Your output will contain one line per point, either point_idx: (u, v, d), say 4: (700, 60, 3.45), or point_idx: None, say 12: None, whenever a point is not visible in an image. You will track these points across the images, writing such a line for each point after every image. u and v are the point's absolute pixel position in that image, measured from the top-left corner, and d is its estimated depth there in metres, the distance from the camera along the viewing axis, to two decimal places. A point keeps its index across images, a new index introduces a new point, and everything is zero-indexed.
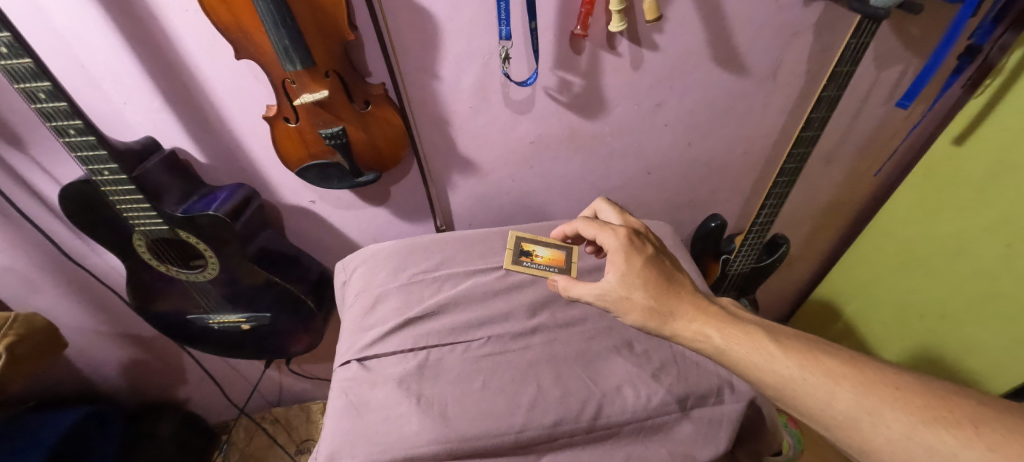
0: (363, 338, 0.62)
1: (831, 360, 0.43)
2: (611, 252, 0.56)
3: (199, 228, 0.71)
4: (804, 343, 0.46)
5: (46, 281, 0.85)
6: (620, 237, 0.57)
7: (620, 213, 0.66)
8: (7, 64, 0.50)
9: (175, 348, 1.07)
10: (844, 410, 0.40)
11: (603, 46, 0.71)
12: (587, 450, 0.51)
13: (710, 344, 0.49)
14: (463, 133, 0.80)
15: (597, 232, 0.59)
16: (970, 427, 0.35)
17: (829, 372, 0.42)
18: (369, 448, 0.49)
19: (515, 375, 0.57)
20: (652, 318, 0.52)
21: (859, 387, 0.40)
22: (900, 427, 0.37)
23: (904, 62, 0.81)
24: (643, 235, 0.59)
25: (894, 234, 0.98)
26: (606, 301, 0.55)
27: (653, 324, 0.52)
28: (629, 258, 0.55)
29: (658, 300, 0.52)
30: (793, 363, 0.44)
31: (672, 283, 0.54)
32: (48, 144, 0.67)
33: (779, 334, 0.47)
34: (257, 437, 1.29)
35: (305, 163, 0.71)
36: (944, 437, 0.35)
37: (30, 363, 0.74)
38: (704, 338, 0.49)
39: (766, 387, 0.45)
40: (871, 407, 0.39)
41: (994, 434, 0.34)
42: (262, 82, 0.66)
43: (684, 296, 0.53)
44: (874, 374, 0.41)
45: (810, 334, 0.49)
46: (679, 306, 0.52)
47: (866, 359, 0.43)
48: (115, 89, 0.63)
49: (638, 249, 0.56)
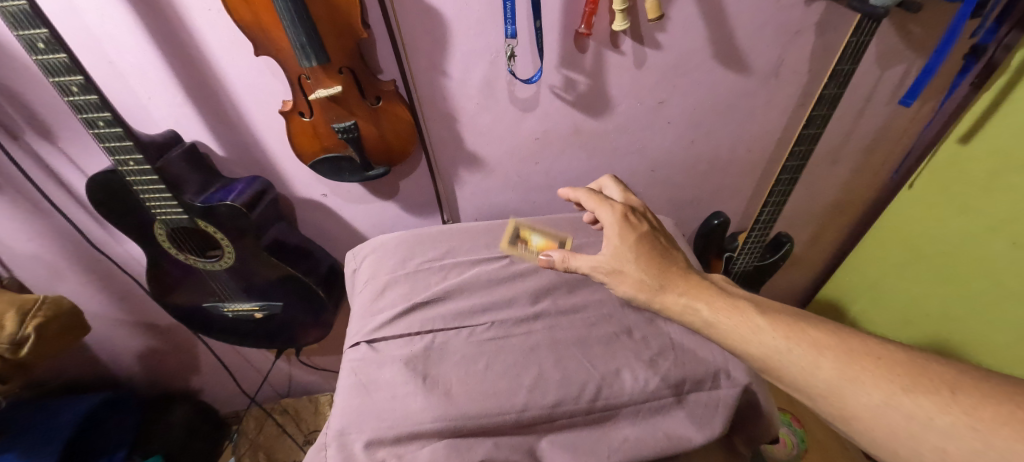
0: (372, 321, 0.64)
1: (817, 332, 0.44)
2: (607, 225, 0.60)
3: (216, 217, 0.74)
4: (793, 318, 0.47)
5: (71, 268, 0.89)
6: (616, 213, 0.61)
7: (622, 191, 0.69)
8: (44, 58, 0.53)
9: (189, 338, 1.11)
10: (825, 378, 0.41)
11: (606, 45, 0.73)
12: (585, 431, 0.53)
13: (698, 317, 0.51)
14: (469, 129, 0.82)
15: (596, 205, 0.63)
16: (948, 393, 0.36)
17: (812, 343, 0.43)
18: (376, 423, 0.52)
19: (517, 358, 0.58)
20: (643, 289, 0.55)
21: (842, 357, 0.41)
22: (879, 394, 0.38)
23: (906, 62, 0.82)
24: (639, 213, 0.63)
25: (897, 231, 0.99)
26: (599, 273, 0.58)
27: (643, 295, 0.55)
28: (623, 233, 0.58)
29: (649, 273, 0.55)
30: (779, 335, 0.45)
31: (665, 258, 0.57)
32: (77, 136, 0.70)
33: (769, 309, 0.49)
34: (266, 427, 1.31)
35: (318, 155, 0.74)
36: (921, 402, 0.36)
37: (56, 344, 0.77)
38: (693, 311, 0.52)
39: (753, 359, 0.46)
40: (851, 375, 0.40)
41: (972, 399, 0.35)
42: (279, 78, 0.69)
43: (675, 271, 0.56)
44: (858, 345, 0.42)
45: (803, 312, 0.50)
46: (670, 280, 0.55)
47: (853, 332, 0.44)
48: (141, 84, 0.66)
49: (632, 226, 0.59)
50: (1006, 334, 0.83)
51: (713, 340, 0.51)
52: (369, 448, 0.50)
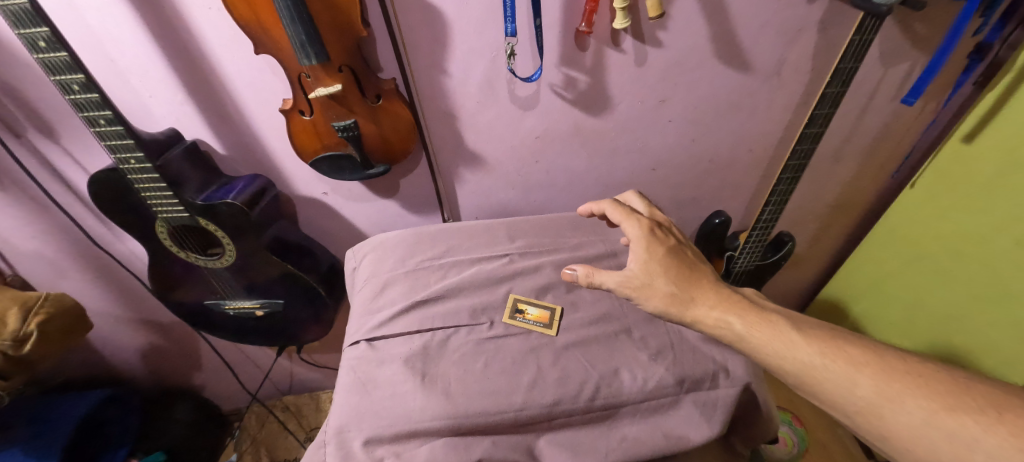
0: (371, 320, 0.64)
1: (853, 348, 0.45)
2: (634, 240, 0.60)
3: (216, 215, 0.74)
4: (827, 333, 0.48)
5: (74, 266, 0.89)
6: (643, 227, 0.60)
7: (646, 204, 0.69)
8: (46, 57, 0.53)
9: (191, 335, 1.11)
10: (863, 395, 0.42)
11: (607, 43, 0.73)
12: (584, 430, 0.53)
13: (732, 332, 0.51)
14: (470, 128, 0.82)
15: (623, 219, 0.63)
16: (993, 414, 0.36)
17: (849, 359, 0.44)
18: (375, 421, 0.52)
19: (516, 357, 0.58)
20: (674, 303, 0.54)
21: (880, 374, 0.42)
22: (921, 413, 0.39)
23: (910, 60, 0.81)
24: (665, 227, 0.63)
25: (901, 231, 0.98)
26: (629, 287, 0.57)
27: (674, 309, 0.54)
28: (651, 247, 0.58)
29: (680, 287, 0.55)
30: (814, 351, 0.46)
31: (693, 271, 0.57)
32: (78, 134, 0.71)
33: (802, 323, 0.49)
34: (268, 424, 1.32)
35: (319, 154, 0.74)
36: (965, 422, 0.37)
37: (58, 341, 0.78)
38: (725, 324, 0.51)
39: (787, 374, 0.47)
40: (890, 393, 0.41)
41: (1017, 420, 0.35)
42: (279, 77, 0.69)
43: (704, 284, 0.56)
44: (897, 363, 0.43)
45: (834, 326, 0.51)
46: (701, 293, 0.54)
47: (889, 349, 0.45)
48: (142, 83, 0.66)
49: (660, 240, 0.59)
50: (1006, 337, 0.82)
51: (746, 354, 0.51)
52: (368, 446, 0.50)
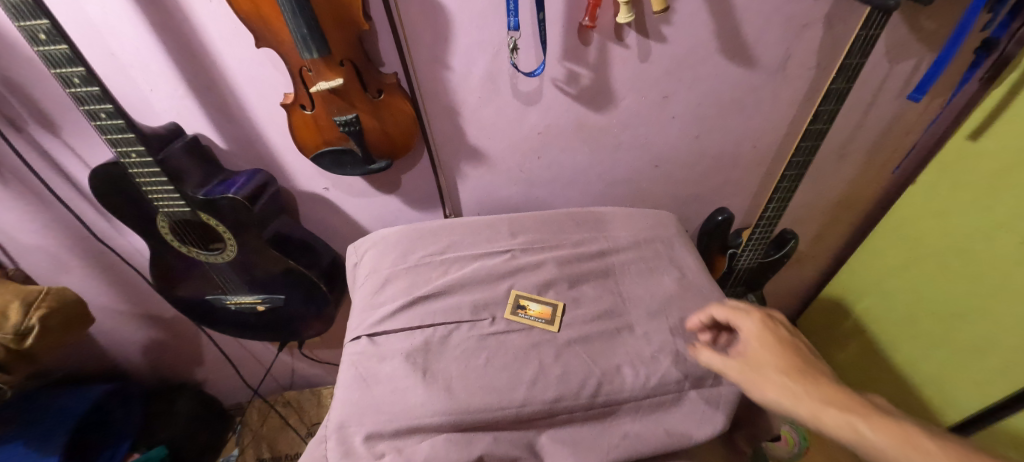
0: (373, 315, 0.64)
1: None
2: (746, 332, 0.52)
3: (218, 210, 0.74)
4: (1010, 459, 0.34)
5: (75, 260, 0.90)
6: (757, 320, 0.52)
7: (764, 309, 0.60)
8: (46, 50, 0.53)
9: (193, 330, 1.11)
10: None
11: (611, 38, 0.73)
12: (585, 427, 0.53)
13: (864, 441, 0.39)
14: (472, 123, 0.82)
15: (732, 313, 0.55)
16: None
17: None
18: (376, 417, 0.52)
19: (517, 353, 0.58)
20: (785, 397, 0.44)
21: None
22: None
23: (917, 56, 0.80)
24: (786, 326, 0.54)
25: (904, 230, 0.98)
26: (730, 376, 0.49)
27: (787, 404, 0.44)
28: (765, 339, 0.50)
29: (794, 379, 0.45)
30: None
31: (815, 368, 0.46)
32: (79, 128, 0.71)
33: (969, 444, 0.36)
34: (269, 418, 1.33)
35: (320, 149, 0.74)
36: None
37: (60, 335, 0.78)
38: (852, 428, 0.39)
39: None
40: None
41: None
42: (281, 71, 0.69)
43: (829, 381, 0.44)
44: None
45: None
46: (821, 389, 0.43)
47: None
48: (143, 76, 0.66)
49: (775, 333, 0.51)
50: (1010, 344, 0.82)
51: None
52: (369, 441, 0.50)
